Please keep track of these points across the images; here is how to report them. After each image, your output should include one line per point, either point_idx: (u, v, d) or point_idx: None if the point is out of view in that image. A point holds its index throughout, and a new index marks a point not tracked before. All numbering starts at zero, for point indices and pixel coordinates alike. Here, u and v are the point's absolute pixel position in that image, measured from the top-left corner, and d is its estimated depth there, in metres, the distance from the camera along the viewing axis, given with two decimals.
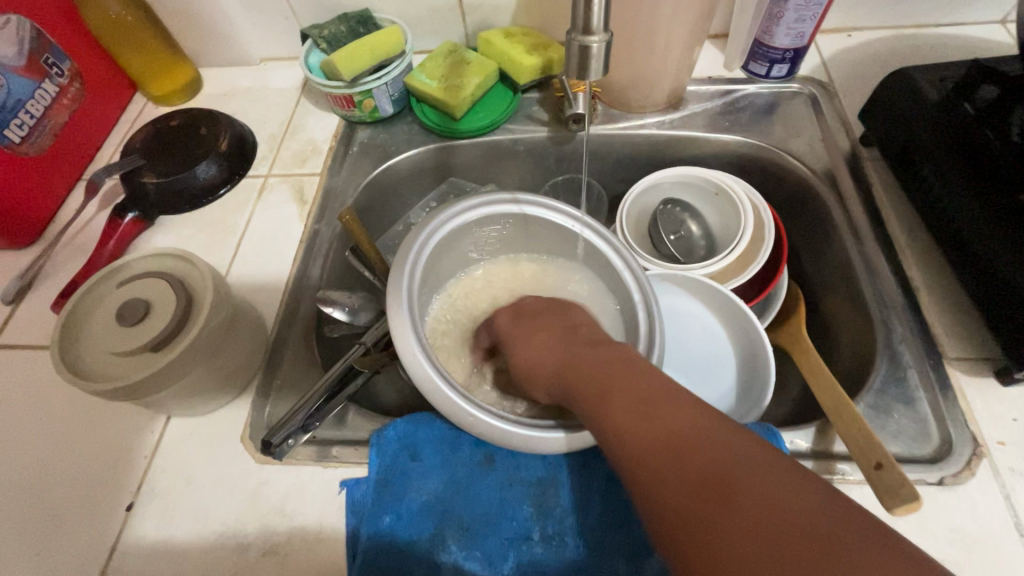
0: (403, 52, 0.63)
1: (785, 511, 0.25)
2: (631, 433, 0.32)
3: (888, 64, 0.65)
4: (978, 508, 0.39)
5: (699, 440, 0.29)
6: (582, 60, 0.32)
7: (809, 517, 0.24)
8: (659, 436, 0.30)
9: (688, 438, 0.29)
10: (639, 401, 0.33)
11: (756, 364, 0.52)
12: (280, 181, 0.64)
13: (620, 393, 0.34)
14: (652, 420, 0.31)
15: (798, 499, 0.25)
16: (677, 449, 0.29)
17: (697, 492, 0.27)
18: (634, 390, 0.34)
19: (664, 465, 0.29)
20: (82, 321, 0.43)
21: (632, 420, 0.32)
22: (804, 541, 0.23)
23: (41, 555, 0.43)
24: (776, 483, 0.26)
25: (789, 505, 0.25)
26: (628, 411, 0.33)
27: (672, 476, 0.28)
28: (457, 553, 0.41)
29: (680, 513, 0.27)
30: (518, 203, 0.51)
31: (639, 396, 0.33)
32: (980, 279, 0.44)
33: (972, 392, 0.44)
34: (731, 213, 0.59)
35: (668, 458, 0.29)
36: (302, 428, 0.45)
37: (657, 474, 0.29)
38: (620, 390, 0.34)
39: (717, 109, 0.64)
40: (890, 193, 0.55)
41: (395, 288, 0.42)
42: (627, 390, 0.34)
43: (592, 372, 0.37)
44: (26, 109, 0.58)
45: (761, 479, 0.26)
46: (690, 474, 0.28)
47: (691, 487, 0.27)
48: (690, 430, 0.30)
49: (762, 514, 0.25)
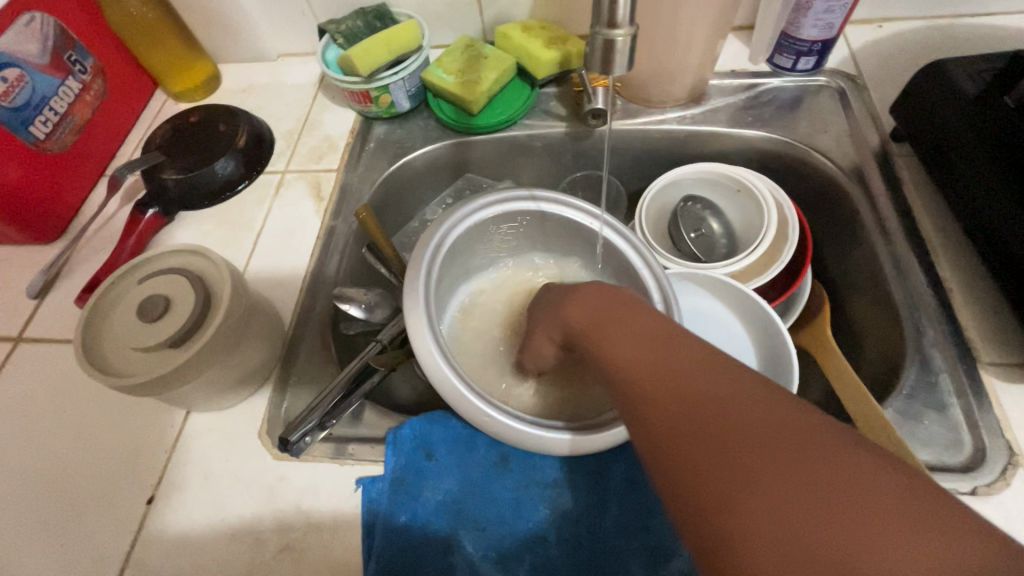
0: (420, 47, 0.63)
1: (772, 430, 0.24)
2: (627, 364, 0.32)
3: (920, 56, 0.62)
4: (1013, 520, 0.37)
5: (691, 368, 0.29)
6: (605, 54, 0.31)
7: (796, 434, 0.24)
8: (652, 366, 0.30)
9: (680, 368, 0.29)
10: (636, 339, 0.33)
11: (779, 365, 0.51)
12: (297, 177, 0.64)
13: (618, 333, 0.34)
14: (646, 353, 0.31)
15: (787, 420, 0.25)
16: (669, 375, 0.29)
17: (683, 413, 0.27)
18: (631, 328, 0.34)
19: (654, 391, 0.29)
20: (105, 316, 0.44)
21: (628, 354, 0.32)
22: (790, 459, 0.23)
23: (66, 545, 0.44)
24: (764, 405, 0.25)
25: (778, 425, 0.24)
26: (623, 348, 0.33)
27: (661, 402, 0.28)
28: (473, 553, 0.41)
29: (666, 434, 0.27)
30: (536, 200, 0.50)
31: (636, 333, 0.33)
32: (1019, 282, 0.43)
33: (1007, 399, 0.42)
34: (754, 211, 0.58)
35: (658, 385, 0.29)
36: (318, 425, 0.45)
37: (649, 398, 0.29)
38: (618, 331, 0.35)
39: (740, 104, 0.63)
40: (922, 191, 0.53)
41: (412, 288, 0.42)
42: (626, 329, 0.34)
43: (592, 315, 0.37)
44: (50, 106, 0.58)
45: (749, 401, 0.26)
46: (680, 400, 0.28)
47: (679, 411, 0.27)
48: (683, 362, 0.30)
49: (748, 433, 0.24)
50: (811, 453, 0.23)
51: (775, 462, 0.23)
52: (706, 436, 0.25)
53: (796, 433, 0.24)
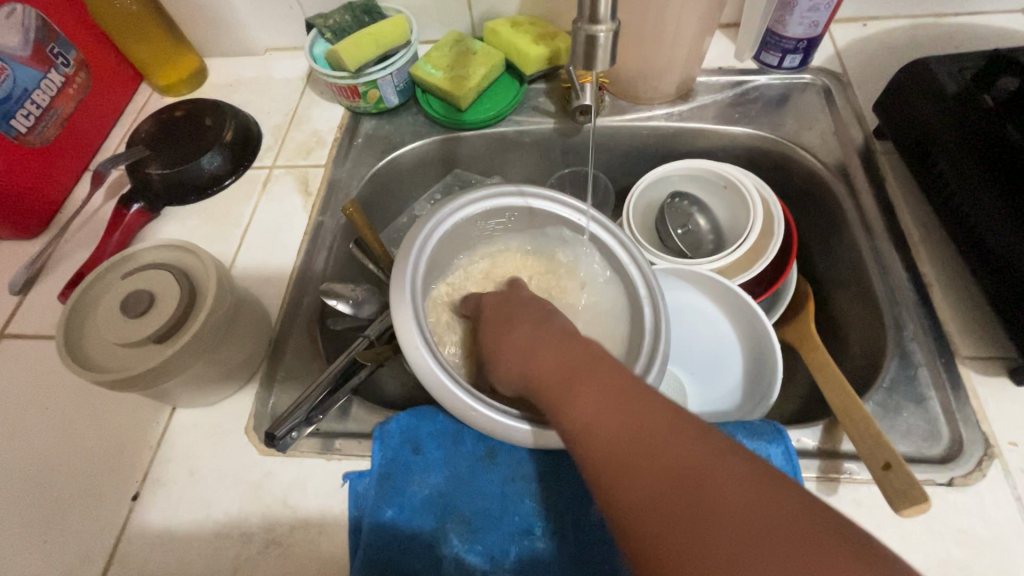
0: (408, 42, 0.63)
1: (750, 516, 0.24)
2: (597, 430, 0.31)
3: (904, 54, 0.63)
4: (987, 510, 0.38)
5: (664, 436, 0.29)
6: (588, 49, 0.31)
7: (774, 519, 0.24)
8: (624, 436, 0.30)
9: (649, 434, 0.29)
10: (603, 396, 0.32)
11: (763, 360, 0.51)
12: (284, 173, 0.64)
13: (583, 390, 0.34)
14: (616, 419, 0.31)
15: (756, 500, 0.25)
16: (642, 449, 0.29)
17: (660, 492, 0.27)
18: (602, 386, 0.33)
19: (626, 467, 0.28)
20: (88, 311, 0.43)
21: (595, 415, 0.32)
22: (773, 555, 0.23)
23: (49, 542, 0.44)
24: (740, 483, 0.25)
25: (754, 507, 0.24)
26: (591, 410, 0.32)
27: (634, 478, 0.28)
28: (459, 547, 0.41)
29: (644, 517, 0.26)
30: (523, 195, 0.50)
31: (603, 391, 0.33)
32: (995, 277, 0.44)
33: (984, 391, 0.43)
34: (741, 208, 0.58)
35: (631, 463, 0.28)
36: (305, 420, 0.45)
37: (622, 474, 0.28)
38: (585, 385, 0.34)
39: (727, 101, 0.63)
40: (905, 187, 0.54)
41: (399, 280, 0.42)
42: (591, 387, 0.33)
43: (556, 369, 0.37)
44: (32, 99, 0.58)
45: (725, 479, 0.26)
46: (657, 479, 0.27)
47: (658, 490, 0.27)
48: (656, 429, 0.29)
49: (727, 520, 0.24)
50: (792, 546, 0.23)
51: (753, 555, 0.23)
52: (687, 523, 0.25)
53: (774, 516, 0.24)
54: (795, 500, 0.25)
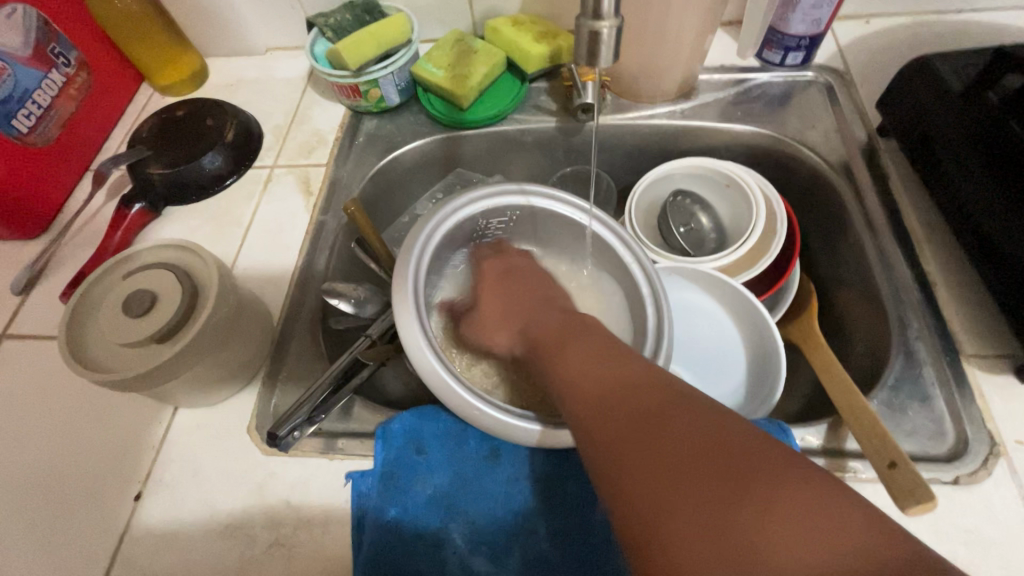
0: (409, 41, 0.62)
1: (698, 433, 0.27)
2: (580, 379, 0.36)
3: (907, 52, 0.63)
4: (994, 509, 0.38)
5: (638, 383, 0.32)
6: (592, 46, 0.31)
7: (715, 435, 0.27)
8: (602, 382, 0.34)
9: (625, 380, 0.33)
10: (586, 356, 0.38)
11: (767, 359, 0.51)
12: (286, 173, 0.64)
13: (573, 351, 0.39)
14: (598, 371, 0.35)
15: (702, 426, 0.27)
16: (615, 390, 0.33)
17: (622, 422, 0.30)
18: (586, 349, 0.39)
19: (600, 404, 0.32)
20: (90, 310, 0.43)
21: (581, 369, 0.37)
22: (711, 464, 0.25)
23: (51, 543, 0.44)
24: (695, 412, 0.28)
25: (702, 428, 0.27)
26: (578, 365, 0.37)
27: (606, 412, 0.32)
28: (463, 547, 0.41)
29: (610, 442, 0.30)
30: (526, 194, 0.50)
31: (589, 353, 0.38)
32: (1001, 275, 0.43)
33: (989, 390, 0.43)
34: (744, 206, 0.58)
35: (606, 405, 0.32)
36: (307, 420, 0.44)
37: (595, 410, 0.32)
38: (571, 349, 0.40)
39: (729, 98, 0.63)
40: (908, 185, 0.54)
41: (401, 279, 0.42)
42: (581, 350, 0.39)
43: (556, 336, 0.43)
44: (33, 99, 0.58)
45: (682, 410, 0.29)
46: (623, 410, 0.31)
47: (623, 419, 0.30)
48: (631, 376, 0.33)
49: (675, 438, 0.27)
50: (730, 456, 0.25)
51: (693, 464, 0.26)
52: (643, 441, 0.28)
53: (718, 435, 0.27)
54: (740, 428, 0.27)
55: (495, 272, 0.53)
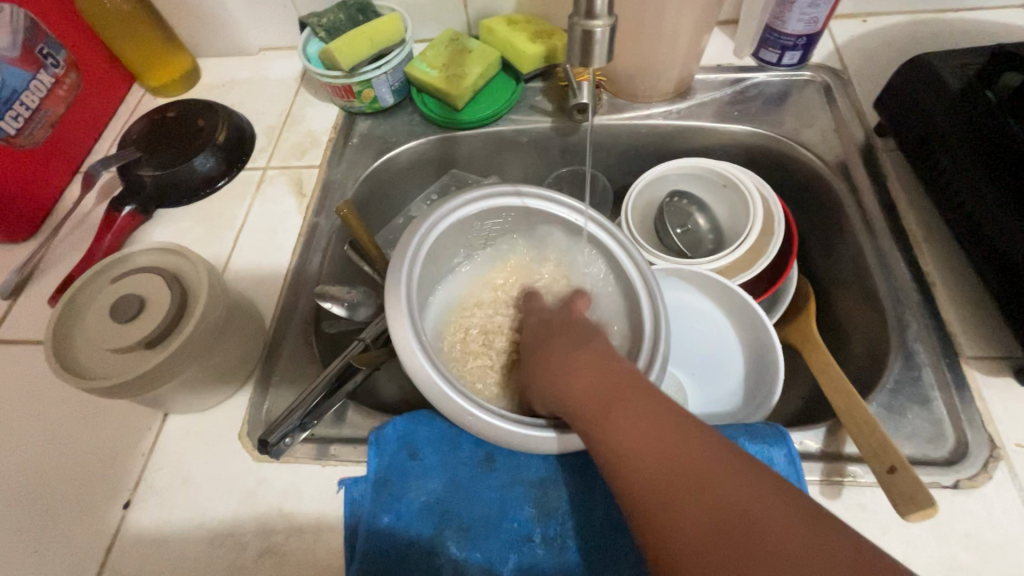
0: (403, 41, 0.62)
1: (806, 560, 0.24)
2: (638, 464, 0.31)
3: (904, 50, 0.62)
4: (994, 512, 0.38)
5: (705, 470, 0.29)
6: (585, 45, 0.31)
7: (821, 561, 0.24)
8: (672, 470, 0.30)
9: (690, 465, 0.30)
10: (637, 419, 0.33)
11: (764, 361, 0.50)
12: (278, 174, 0.63)
13: (625, 416, 0.34)
14: (659, 450, 0.31)
15: (804, 544, 0.25)
16: (689, 486, 0.29)
17: (704, 530, 0.27)
18: (635, 409, 0.34)
19: (673, 499, 0.29)
20: (77, 317, 0.42)
21: (639, 445, 0.32)
22: None
23: (38, 552, 0.43)
24: (791, 525, 0.26)
25: (802, 549, 0.25)
26: (633, 439, 0.32)
27: (680, 512, 0.28)
28: (457, 554, 0.40)
29: (691, 550, 0.27)
30: (520, 195, 0.49)
31: (643, 419, 0.33)
32: (1001, 275, 0.43)
33: (989, 391, 0.42)
34: (741, 206, 0.57)
35: (674, 498, 0.29)
36: (299, 425, 0.44)
37: (667, 510, 0.29)
38: (621, 408, 0.34)
39: (726, 98, 0.62)
40: (906, 185, 0.53)
41: (394, 281, 0.42)
42: (632, 414, 0.34)
43: (597, 390, 0.37)
44: (21, 100, 0.57)
45: (774, 518, 0.26)
46: (704, 515, 0.27)
47: (704, 527, 0.27)
48: (702, 465, 0.29)
49: (777, 561, 0.25)
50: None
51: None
52: (735, 560, 0.25)
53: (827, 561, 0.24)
54: (838, 543, 0.25)
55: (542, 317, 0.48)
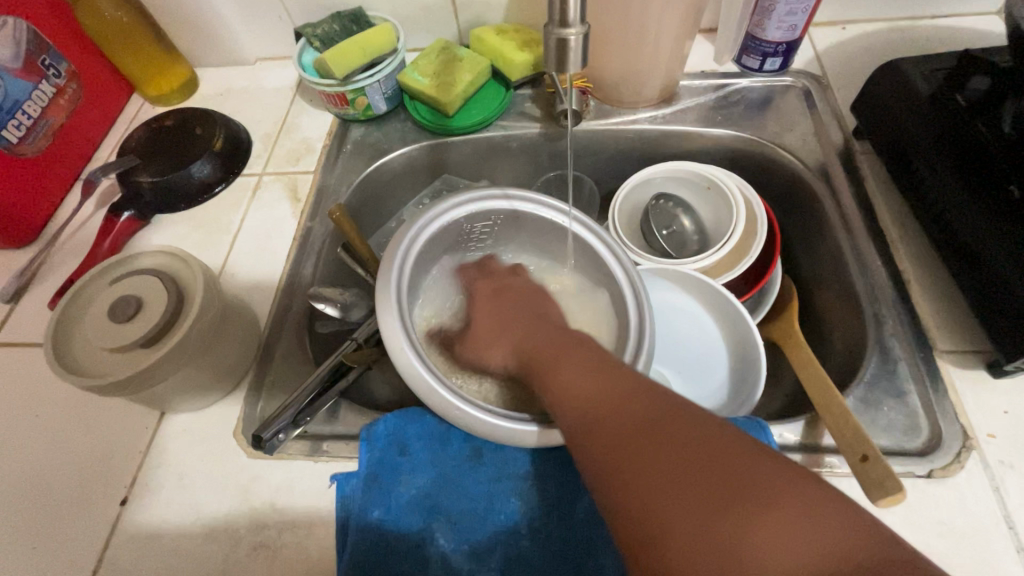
0: (395, 50, 0.64)
1: (694, 442, 0.28)
2: (575, 396, 0.36)
3: (882, 56, 0.64)
4: (967, 501, 0.39)
5: (626, 396, 0.33)
6: (560, 52, 0.32)
7: (706, 444, 0.28)
8: (602, 399, 0.34)
9: (617, 394, 0.34)
10: (581, 368, 0.38)
11: (748, 359, 0.52)
12: (274, 180, 0.64)
13: (565, 365, 0.39)
14: (591, 386, 0.36)
15: (703, 436, 0.29)
16: (616, 406, 0.33)
17: (623, 437, 0.31)
18: (578, 360, 0.39)
19: (600, 418, 0.33)
20: (76, 317, 0.44)
21: (577, 383, 0.37)
22: (709, 475, 0.27)
23: (37, 549, 0.44)
24: (689, 422, 0.30)
25: (697, 439, 0.28)
26: (573, 381, 0.37)
27: (604, 424, 0.32)
28: (445, 546, 0.41)
29: (609, 452, 0.31)
30: (509, 198, 0.51)
31: (583, 366, 0.38)
32: (972, 271, 0.44)
33: (962, 384, 0.43)
34: (724, 208, 0.59)
35: (599, 418, 0.33)
36: (292, 422, 0.45)
37: (593, 425, 0.33)
38: (565, 360, 0.39)
39: (709, 104, 0.64)
40: (883, 185, 0.55)
41: (384, 282, 0.43)
42: (575, 364, 0.39)
43: (547, 351, 0.42)
44: (23, 110, 0.58)
45: (674, 416, 0.30)
46: (620, 427, 0.32)
47: (619, 431, 0.31)
48: (623, 394, 0.34)
49: (679, 447, 0.28)
50: (723, 465, 0.27)
51: (704, 478, 0.27)
52: (641, 451, 0.29)
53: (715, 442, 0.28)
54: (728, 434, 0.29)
55: (486, 290, 0.52)
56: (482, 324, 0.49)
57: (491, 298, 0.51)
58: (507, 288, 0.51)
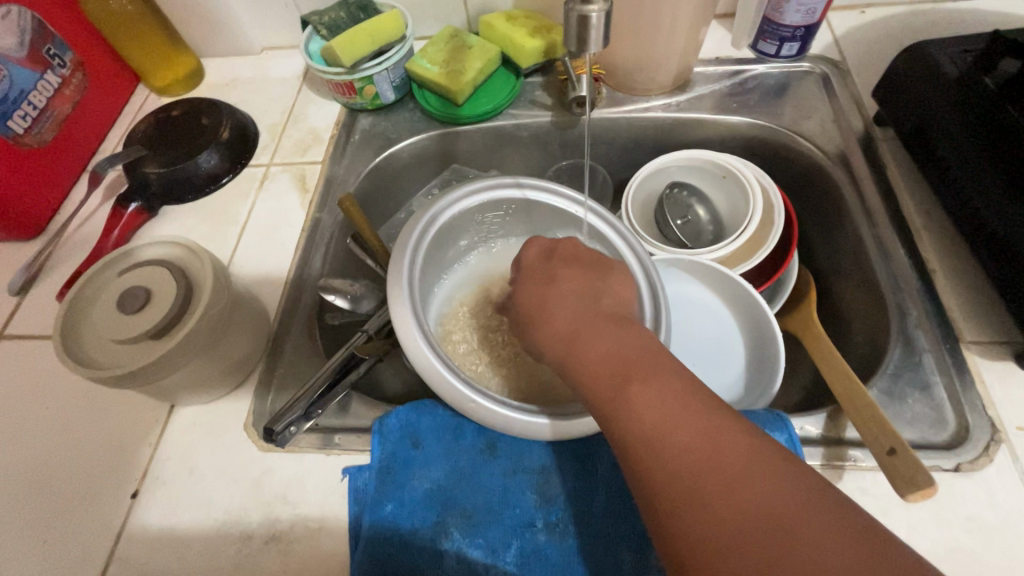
0: (403, 37, 0.62)
1: (837, 562, 0.24)
2: (660, 447, 0.29)
3: (903, 40, 0.62)
4: (995, 495, 0.38)
5: (741, 470, 0.27)
6: (581, 30, 0.31)
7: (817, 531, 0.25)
8: (701, 463, 0.28)
9: (729, 463, 0.28)
10: (669, 402, 0.31)
11: (765, 350, 0.51)
12: (281, 170, 0.64)
13: (647, 391, 0.31)
14: (689, 439, 0.29)
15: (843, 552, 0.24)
16: (726, 484, 0.27)
17: (740, 532, 0.26)
18: (666, 389, 0.31)
19: (704, 490, 0.27)
20: (85, 309, 0.43)
21: (655, 412, 0.30)
22: None
23: (48, 542, 0.44)
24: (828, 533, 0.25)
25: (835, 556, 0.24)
26: (658, 419, 0.30)
27: (712, 511, 0.27)
28: (460, 540, 0.41)
29: (719, 547, 0.26)
30: (521, 186, 0.50)
31: (675, 401, 0.31)
32: (998, 260, 0.43)
33: (989, 375, 0.42)
34: (740, 197, 0.58)
35: (706, 492, 0.27)
36: (303, 415, 0.45)
37: (669, 475, 0.29)
38: (647, 385, 0.32)
39: (724, 91, 0.63)
40: (905, 173, 0.53)
41: (395, 274, 0.42)
42: (648, 384, 0.32)
43: (613, 360, 0.34)
44: (29, 100, 0.58)
45: (779, 486, 0.27)
46: (739, 516, 0.26)
47: (732, 523, 0.26)
48: (737, 465, 0.28)
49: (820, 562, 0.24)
50: None
51: None
52: (762, 558, 0.25)
53: (829, 529, 0.25)
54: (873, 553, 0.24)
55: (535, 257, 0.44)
56: (536, 291, 0.41)
57: (542, 264, 0.43)
58: (561, 254, 0.43)
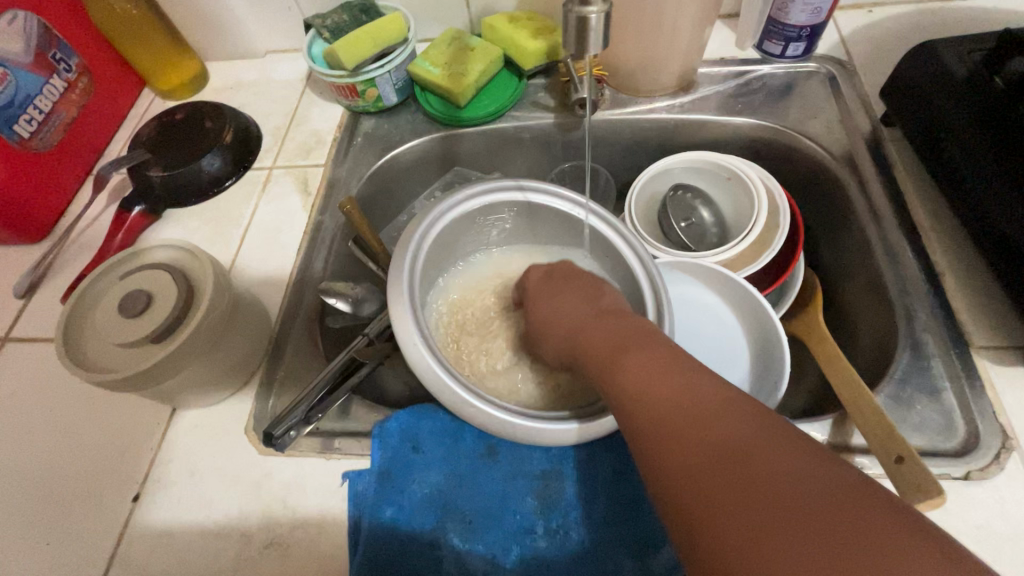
0: (405, 40, 0.62)
1: (787, 474, 0.24)
2: (640, 394, 0.31)
3: (911, 40, 0.61)
4: (1006, 504, 0.37)
5: (707, 404, 0.28)
6: (580, 32, 0.31)
7: (827, 492, 0.23)
8: (671, 400, 0.30)
9: (698, 400, 0.29)
10: (651, 362, 0.33)
11: (770, 355, 0.50)
12: (284, 173, 0.64)
13: (634, 356, 0.34)
14: (664, 384, 0.31)
15: (797, 467, 0.24)
16: (691, 414, 0.28)
17: (700, 454, 0.26)
18: (650, 354, 0.34)
19: (673, 425, 0.28)
20: (87, 312, 0.43)
21: (651, 382, 0.31)
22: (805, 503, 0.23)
23: (50, 545, 0.44)
24: (783, 449, 0.25)
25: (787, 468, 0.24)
26: (638, 373, 0.33)
27: (678, 442, 0.28)
28: (459, 546, 0.40)
29: (681, 469, 0.26)
30: (523, 190, 0.49)
31: (655, 360, 0.33)
32: (1010, 261, 0.42)
33: (1000, 381, 0.41)
34: (745, 199, 0.57)
35: (674, 424, 0.28)
36: (303, 418, 0.45)
37: (646, 415, 0.30)
38: (635, 352, 0.34)
39: (729, 91, 0.62)
40: (914, 174, 0.53)
41: (396, 278, 0.42)
42: (646, 357, 0.33)
43: (610, 341, 0.37)
44: (35, 105, 0.58)
45: (781, 448, 0.25)
46: (700, 440, 0.27)
47: (695, 448, 0.27)
48: (704, 400, 0.29)
49: (770, 473, 0.24)
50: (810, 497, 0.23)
51: (796, 511, 0.22)
52: (719, 471, 0.25)
53: (823, 483, 0.23)
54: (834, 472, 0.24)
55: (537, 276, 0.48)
56: (550, 308, 0.44)
57: (542, 285, 0.46)
58: (561, 272, 0.47)
